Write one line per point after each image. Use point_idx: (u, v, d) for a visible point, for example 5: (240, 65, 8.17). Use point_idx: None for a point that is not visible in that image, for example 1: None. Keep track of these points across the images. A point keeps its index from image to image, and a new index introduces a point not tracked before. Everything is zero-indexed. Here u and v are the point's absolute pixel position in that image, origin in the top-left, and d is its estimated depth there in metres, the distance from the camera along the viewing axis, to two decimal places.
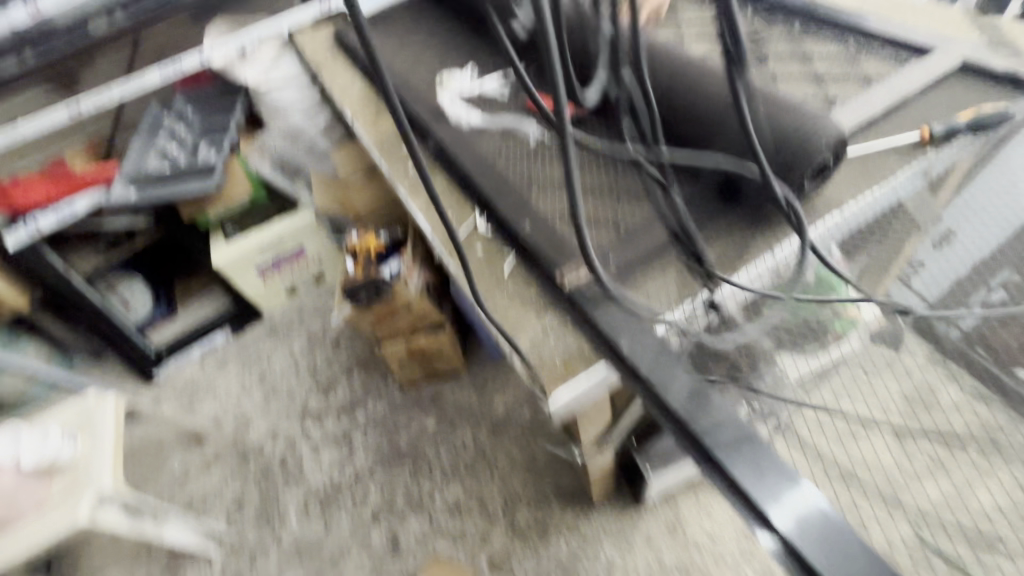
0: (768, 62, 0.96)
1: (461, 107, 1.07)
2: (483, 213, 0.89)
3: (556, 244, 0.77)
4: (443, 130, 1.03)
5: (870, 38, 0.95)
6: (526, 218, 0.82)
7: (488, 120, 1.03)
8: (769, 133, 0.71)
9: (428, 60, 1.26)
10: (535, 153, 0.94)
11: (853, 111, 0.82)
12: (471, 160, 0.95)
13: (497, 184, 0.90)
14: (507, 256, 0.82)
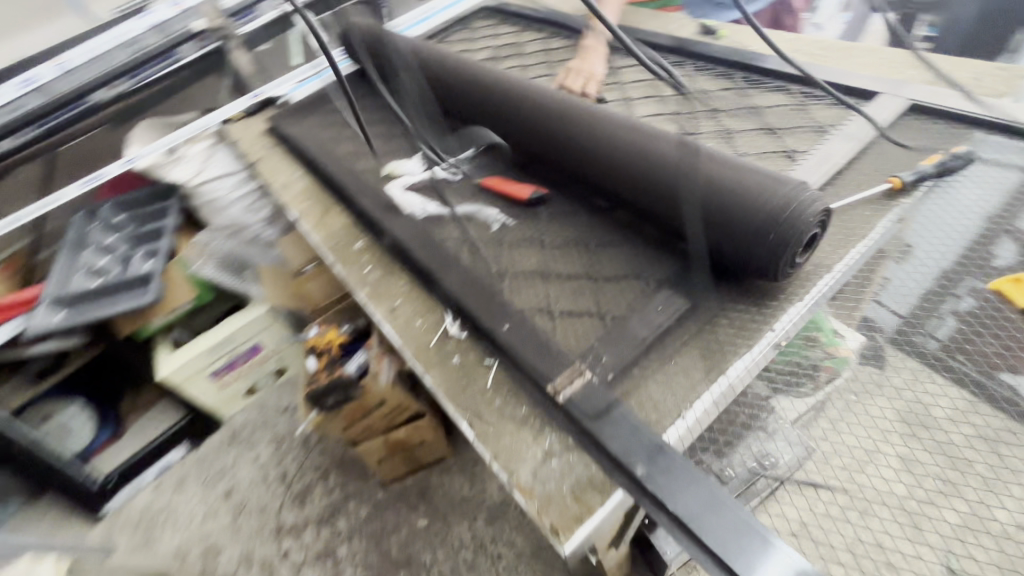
0: (718, 119, 0.97)
1: (413, 195, 1.01)
2: (454, 314, 0.81)
3: (540, 348, 0.69)
4: (398, 224, 0.96)
5: (810, 88, 0.97)
6: (503, 320, 0.75)
7: (444, 208, 0.97)
8: (751, 206, 0.66)
9: (372, 147, 1.20)
10: (499, 240, 0.88)
11: (818, 164, 0.80)
12: (432, 256, 0.88)
13: (465, 281, 0.82)
14: (488, 365, 0.73)
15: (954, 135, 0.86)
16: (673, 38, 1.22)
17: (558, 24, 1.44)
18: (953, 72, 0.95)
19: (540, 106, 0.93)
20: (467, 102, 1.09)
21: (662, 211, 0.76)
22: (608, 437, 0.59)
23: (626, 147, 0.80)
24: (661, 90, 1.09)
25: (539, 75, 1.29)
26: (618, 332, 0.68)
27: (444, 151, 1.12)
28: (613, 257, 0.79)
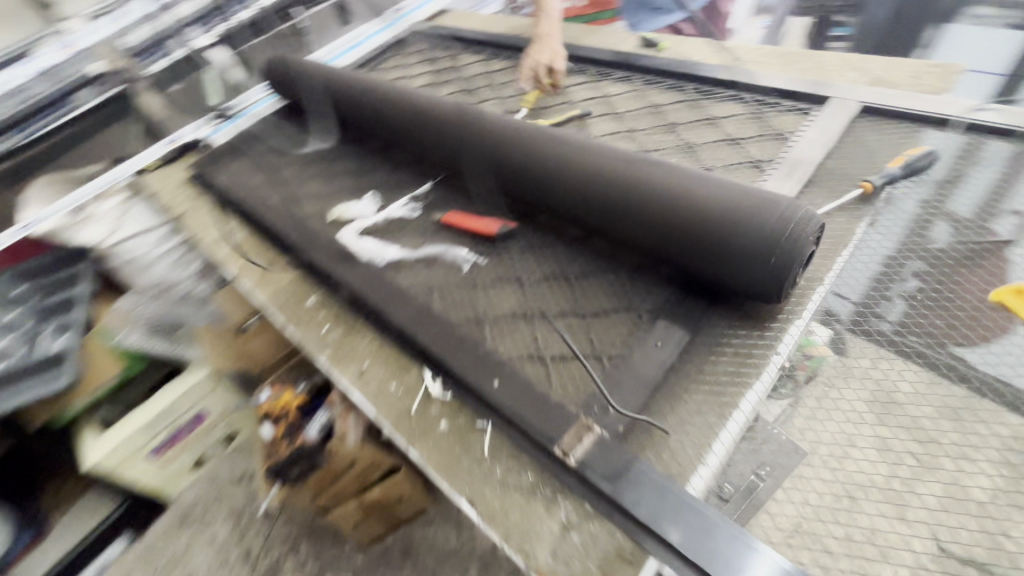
0: (678, 132, 0.96)
1: (368, 240, 0.92)
2: (433, 372, 0.73)
3: (538, 404, 0.63)
4: (355, 274, 0.87)
5: (762, 95, 0.97)
6: (491, 376, 0.67)
7: (406, 252, 0.89)
8: (748, 230, 0.63)
9: (315, 190, 1.10)
10: (471, 282, 0.81)
11: (789, 173, 0.79)
12: (400, 308, 0.79)
13: (440, 334, 0.74)
14: (481, 429, 0.66)
15: (913, 133, 0.84)
16: (616, 52, 1.21)
17: (496, 45, 1.40)
18: (891, 70, 0.98)
19: (500, 136, 0.87)
20: (415, 134, 1.02)
21: (651, 240, 0.71)
22: (633, 503, 0.54)
23: (602, 174, 0.76)
24: (614, 108, 1.07)
25: (485, 98, 1.23)
26: (619, 376, 0.63)
27: (395, 188, 1.04)
28: (602, 292, 0.74)
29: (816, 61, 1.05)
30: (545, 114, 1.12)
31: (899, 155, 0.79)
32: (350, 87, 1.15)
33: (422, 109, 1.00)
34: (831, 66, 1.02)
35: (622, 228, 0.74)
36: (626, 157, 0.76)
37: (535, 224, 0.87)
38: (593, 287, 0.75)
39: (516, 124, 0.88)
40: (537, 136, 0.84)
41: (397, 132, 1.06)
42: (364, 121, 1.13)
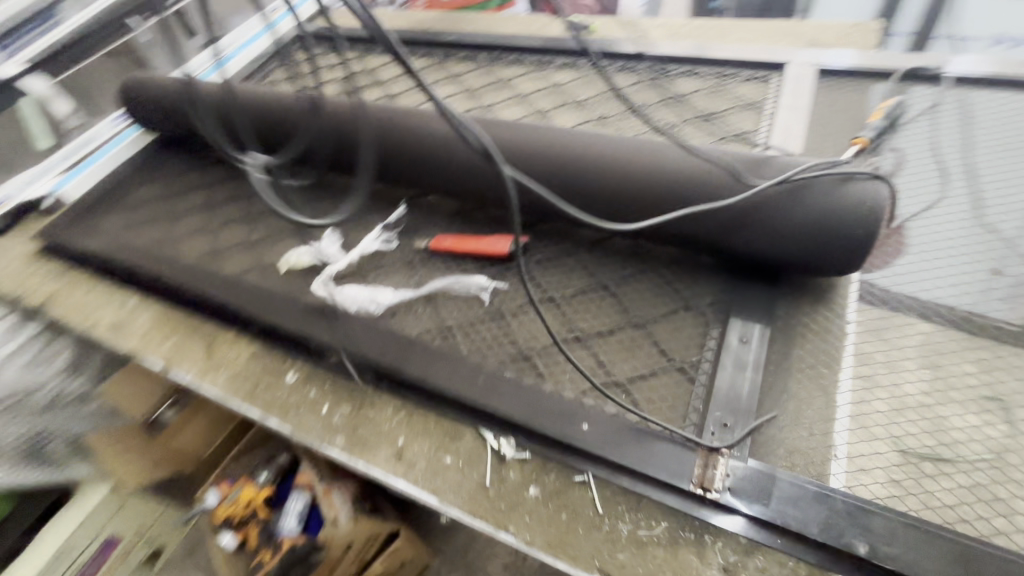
0: (652, 112, 0.92)
1: (347, 288, 0.75)
2: (494, 431, 0.61)
3: (647, 441, 0.55)
4: (350, 334, 0.71)
5: (718, 66, 0.97)
6: (577, 419, 0.58)
7: (403, 292, 0.74)
8: (813, 203, 0.59)
9: (243, 239, 0.88)
10: (500, 315, 0.70)
11: (784, 142, 0.79)
12: (427, 365, 0.66)
13: (491, 383, 0.62)
14: (582, 482, 0.56)
15: (871, 87, 0.87)
16: (549, 38, 1.13)
17: (407, 39, 1.25)
18: (819, 30, 1.02)
19: (494, 144, 0.75)
20: (364, 153, 0.84)
21: (701, 233, 0.65)
22: (801, 523, 0.48)
23: (632, 171, 0.68)
24: (572, 96, 1.00)
25: (418, 102, 1.09)
26: (719, 385, 0.57)
27: (353, 220, 0.87)
28: (657, 297, 0.67)
29: (748, 30, 1.07)
30: (497, 112, 1.01)
31: (871, 111, 0.82)
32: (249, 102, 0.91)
33: (375, 124, 0.83)
34: (763, 33, 1.05)
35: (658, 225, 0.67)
36: (645, 148, 0.70)
37: (549, 240, 0.77)
38: (642, 295, 0.68)
39: (510, 129, 0.76)
40: (535, 138, 0.74)
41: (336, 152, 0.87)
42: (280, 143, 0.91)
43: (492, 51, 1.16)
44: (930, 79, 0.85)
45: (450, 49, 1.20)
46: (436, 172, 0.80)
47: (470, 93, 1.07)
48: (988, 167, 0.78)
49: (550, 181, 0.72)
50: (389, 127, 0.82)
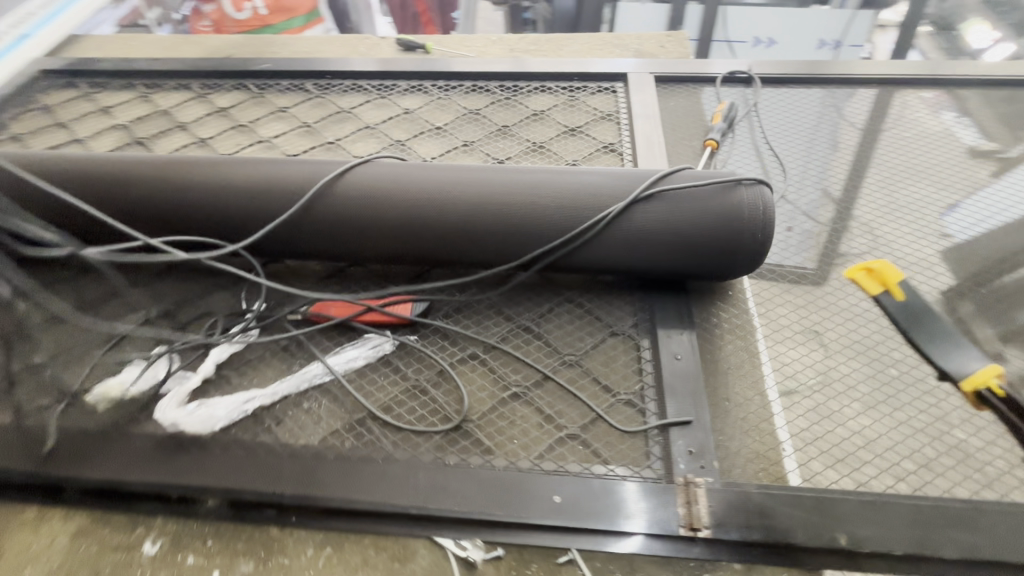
0: (517, 133, 0.89)
1: (205, 401, 0.58)
2: (453, 533, 0.50)
3: (623, 493, 0.51)
4: (231, 464, 0.54)
5: (567, 80, 0.98)
6: (546, 492, 0.51)
7: (288, 387, 0.60)
8: (707, 214, 0.58)
9: (22, 367, 0.63)
10: (419, 388, 0.59)
11: (648, 150, 0.83)
12: (347, 477, 0.53)
13: (434, 478, 0.52)
14: (569, 561, 0.49)
15: (704, 90, 0.95)
16: (385, 60, 1.03)
17: (208, 71, 1.04)
18: (643, 39, 1.10)
19: (369, 195, 0.66)
20: (200, 224, 0.67)
21: (611, 258, 0.61)
22: (786, 532, 0.48)
23: (529, 202, 0.62)
24: (428, 123, 0.92)
25: (242, 147, 0.91)
26: (672, 411, 0.56)
27: (194, 309, 0.68)
28: (581, 329, 0.64)
29: (581, 44, 1.10)
30: (347, 149, 0.89)
31: (713, 112, 0.89)
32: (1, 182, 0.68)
33: (216, 187, 0.67)
34: (596, 46, 1.09)
35: (566, 257, 0.63)
36: (533, 174, 0.65)
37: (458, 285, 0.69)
38: (565, 329, 0.64)
39: (382, 175, 0.67)
40: (413, 179, 0.66)
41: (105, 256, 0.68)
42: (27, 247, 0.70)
43: (321, 78, 1.02)
44: (746, 81, 0.95)
45: (269, 80, 1.02)
46: (304, 233, 0.67)
47: (307, 130, 0.93)
48: (802, 145, 0.87)
49: (439, 226, 0.64)
50: (233, 188, 0.67)
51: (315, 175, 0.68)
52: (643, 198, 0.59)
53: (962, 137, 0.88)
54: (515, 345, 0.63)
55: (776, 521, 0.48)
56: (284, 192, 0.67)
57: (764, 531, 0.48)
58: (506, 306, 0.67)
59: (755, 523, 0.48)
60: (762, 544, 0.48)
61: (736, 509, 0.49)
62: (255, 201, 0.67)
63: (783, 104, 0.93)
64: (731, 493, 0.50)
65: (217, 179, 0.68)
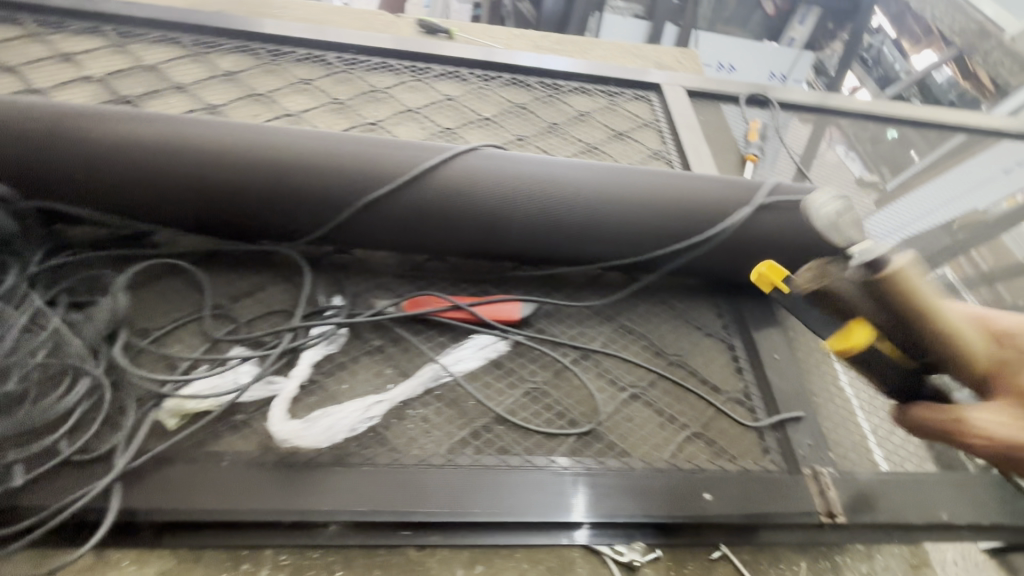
0: (568, 132, 0.88)
1: (323, 411, 0.51)
2: (608, 538, 0.50)
3: (761, 487, 0.53)
4: (356, 482, 0.48)
5: (604, 84, 0.99)
6: (690, 491, 0.52)
7: (405, 391, 0.55)
8: (809, 226, 0.64)
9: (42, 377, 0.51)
10: (541, 391, 0.57)
11: (698, 158, 0.87)
12: (490, 488, 0.50)
13: (579, 485, 0.51)
14: (721, 556, 0.50)
15: (728, 106, 1.01)
16: (415, 40, 0.96)
17: (202, 26, 0.90)
18: (661, 55, 1.15)
19: (478, 183, 0.61)
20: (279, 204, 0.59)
21: (720, 260, 0.65)
22: (898, 514, 0.54)
23: (649, 200, 0.63)
24: (474, 112, 0.88)
25: (264, 120, 0.80)
26: (783, 408, 0.60)
27: (256, 306, 0.60)
28: (679, 331, 0.66)
29: (603, 50, 1.12)
30: (392, 132, 0.82)
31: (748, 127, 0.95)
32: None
33: (305, 162, 0.59)
34: (617, 54, 1.12)
35: (678, 257, 0.64)
36: (643, 172, 0.65)
37: (552, 282, 0.68)
38: (663, 331, 0.66)
39: (487, 161, 0.63)
40: (524, 169, 0.63)
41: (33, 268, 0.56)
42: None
43: (344, 50, 0.93)
44: (762, 103, 1.02)
45: (281, 48, 0.91)
46: (405, 222, 0.61)
47: (338, 107, 0.84)
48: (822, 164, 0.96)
49: (556, 221, 0.62)
50: (326, 165, 0.59)
51: (412, 156, 0.62)
52: (757, 205, 0.63)
53: (851, 168, 1.00)
54: (622, 346, 0.63)
55: (888, 504, 0.54)
56: (393, 177, 0.60)
57: (881, 512, 0.54)
58: (605, 305, 0.66)
59: (874, 507, 0.54)
60: (881, 526, 0.53)
61: (853, 495, 0.54)
62: (356, 183, 0.59)
63: (798, 124, 1.01)
64: (847, 481, 0.55)
65: (305, 153, 0.59)
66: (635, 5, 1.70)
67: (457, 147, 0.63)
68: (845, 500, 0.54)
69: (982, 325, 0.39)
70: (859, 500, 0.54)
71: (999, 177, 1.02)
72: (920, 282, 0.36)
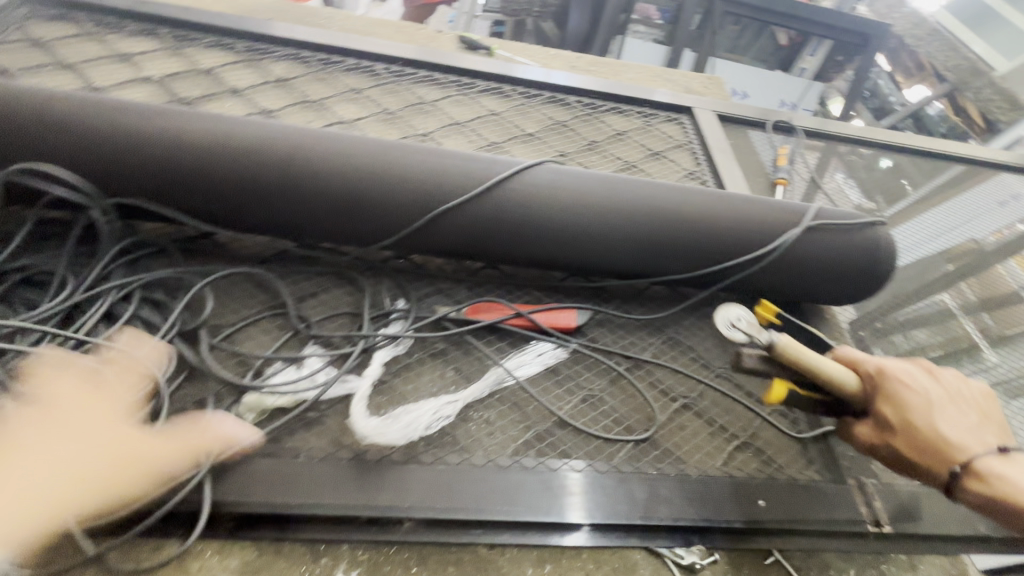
0: (607, 151, 0.92)
1: (404, 408, 0.53)
2: (668, 541, 0.51)
3: (810, 495, 0.56)
4: (428, 479, 0.50)
5: (638, 105, 1.03)
6: (746, 498, 0.54)
7: (474, 392, 0.56)
8: (849, 249, 0.67)
9: None
10: (597, 398, 0.59)
11: (732, 179, 0.90)
12: (557, 489, 0.52)
13: (640, 489, 0.53)
14: (775, 562, 0.52)
15: (755, 131, 1.06)
16: (459, 56, 1.00)
17: (256, 34, 0.92)
18: (688, 79, 1.20)
19: (543, 195, 0.63)
20: (350, 208, 0.61)
21: (764, 277, 0.68)
22: (938, 525, 0.56)
23: (703, 216, 0.65)
24: (517, 128, 0.91)
25: (318, 126, 0.82)
26: (825, 421, 0.62)
27: (320, 307, 0.61)
28: (721, 344, 0.69)
29: (633, 74, 1.17)
30: (441, 143, 0.84)
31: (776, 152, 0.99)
32: (56, 111, 0.58)
33: (377, 168, 0.61)
34: (648, 78, 1.16)
35: (727, 273, 0.67)
36: (695, 190, 0.68)
37: (600, 294, 0.71)
38: (709, 344, 0.68)
39: (549, 175, 0.65)
40: (585, 183, 0.65)
41: (108, 265, 0.59)
42: (24, 197, 0.59)
43: (392, 63, 0.96)
44: (788, 130, 1.07)
45: (330, 58, 0.94)
46: (469, 231, 0.63)
47: (388, 117, 0.87)
48: (845, 190, 1.00)
49: (614, 234, 0.64)
50: (397, 172, 0.62)
51: (478, 167, 0.64)
52: (803, 227, 0.66)
53: (850, 195, 0.99)
54: (670, 357, 0.65)
55: (928, 514, 0.57)
56: (466, 185, 0.62)
57: (922, 523, 0.56)
58: (654, 318, 0.69)
59: (916, 517, 0.56)
60: (924, 536, 0.56)
61: (895, 506, 0.57)
62: (427, 190, 0.61)
63: (822, 151, 1.06)
64: (890, 493, 0.58)
65: (377, 160, 0.62)
66: (655, 31, 1.77)
67: (522, 161, 0.66)
68: (888, 510, 0.56)
69: (856, 365, 0.53)
70: (901, 511, 0.57)
71: (994, 209, 1.03)
72: (801, 354, 0.47)
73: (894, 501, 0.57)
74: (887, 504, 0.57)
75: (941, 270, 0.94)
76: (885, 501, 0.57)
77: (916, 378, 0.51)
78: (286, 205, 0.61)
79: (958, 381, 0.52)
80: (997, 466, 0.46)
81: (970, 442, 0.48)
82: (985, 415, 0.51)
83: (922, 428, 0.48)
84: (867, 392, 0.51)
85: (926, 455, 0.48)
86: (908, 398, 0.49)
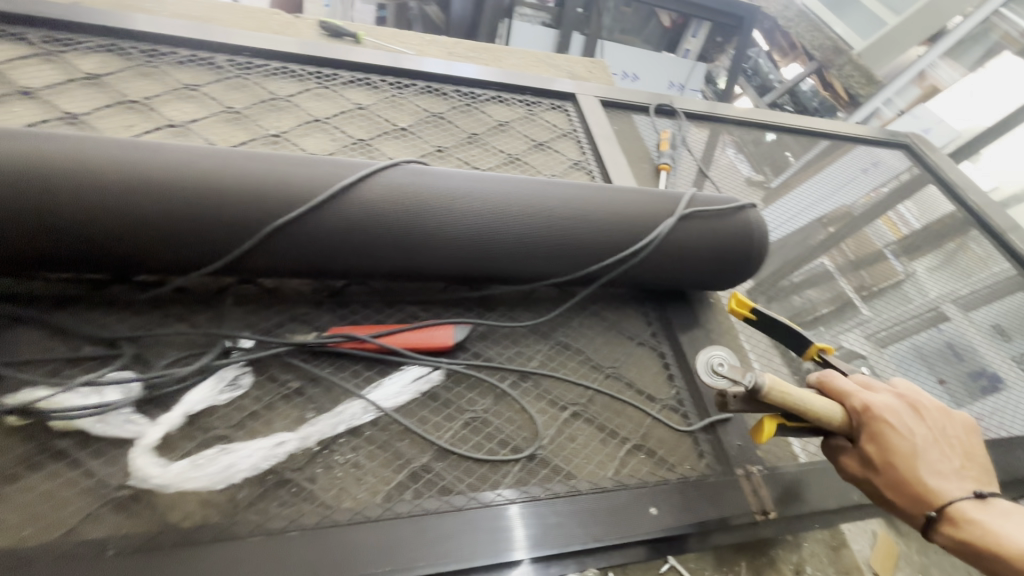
0: (487, 144, 0.86)
1: (224, 449, 0.46)
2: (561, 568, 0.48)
3: (700, 491, 0.55)
4: (280, 550, 0.42)
5: (520, 94, 0.98)
6: (640, 507, 0.52)
7: (324, 428, 0.50)
8: (725, 235, 0.67)
9: None
10: (481, 419, 0.55)
11: (617, 168, 0.88)
12: (438, 535, 0.46)
13: (529, 519, 0.49)
14: (671, 569, 0.51)
15: (639, 116, 1.05)
16: (318, 43, 0.89)
17: (55, 21, 0.76)
18: (573, 64, 1.18)
19: (405, 203, 0.57)
20: (165, 235, 0.51)
21: (647, 270, 0.66)
22: (816, 502, 0.58)
23: (581, 214, 0.62)
24: (388, 122, 0.83)
25: (140, 131, 0.69)
26: (712, 411, 0.61)
27: (136, 353, 0.51)
28: (611, 342, 0.66)
29: (517, 61, 1.12)
30: (297, 144, 0.75)
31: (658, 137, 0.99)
32: None
33: (197, 184, 0.51)
34: (531, 66, 1.12)
35: (609, 270, 0.65)
36: (571, 185, 0.65)
37: (484, 302, 0.66)
38: (597, 344, 0.66)
39: (412, 179, 0.59)
40: (450, 185, 0.60)
41: None
42: None
43: (236, 53, 0.83)
44: (670, 114, 1.07)
45: (158, 49, 0.80)
46: (321, 249, 0.55)
47: (233, 117, 0.75)
48: (727, 171, 1.02)
49: (488, 239, 0.59)
50: (223, 186, 0.52)
51: (324, 175, 0.56)
52: (679, 217, 0.65)
53: (741, 170, 1.03)
54: (557, 363, 0.62)
55: (809, 492, 0.59)
56: (309, 192, 0.54)
57: (803, 501, 0.57)
58: (540, 323, 0.65)
59: (797, 498, 0.57)
60: (806, 515, 0.57)
61: (777, 489, 0.58)
62: (261, 205, 0.53)
63: (704, 132, 1.07)
64: (773, 477, 0.58)
65: (198, 174, 0.52)
66: (543, 15, 1.74)
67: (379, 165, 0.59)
68: (770, 495, 0.57)
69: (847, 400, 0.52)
70: (783, 493, 0.58)
71: (858, 176, 1.11)
72: (785, 395, 0.48)
73: (778, 484, 0.58)
74: (772, 489, 0.57)
75: (817, 236, 0.99)
76: (770, 486, 0.58)
77: (903, 419, 0.50)
78: (75, 235, 0.49)
79: (943, 420, 0.52)
80: (978, 515, 0.47)
81: (953, 487, 0.48)
82: (968, 456, 0.52)
83: (906, 472, 0.49)
84: (853, 429, 0.51)
85: (907, 498, 0.49)
86: (895, 441, 0.49)
